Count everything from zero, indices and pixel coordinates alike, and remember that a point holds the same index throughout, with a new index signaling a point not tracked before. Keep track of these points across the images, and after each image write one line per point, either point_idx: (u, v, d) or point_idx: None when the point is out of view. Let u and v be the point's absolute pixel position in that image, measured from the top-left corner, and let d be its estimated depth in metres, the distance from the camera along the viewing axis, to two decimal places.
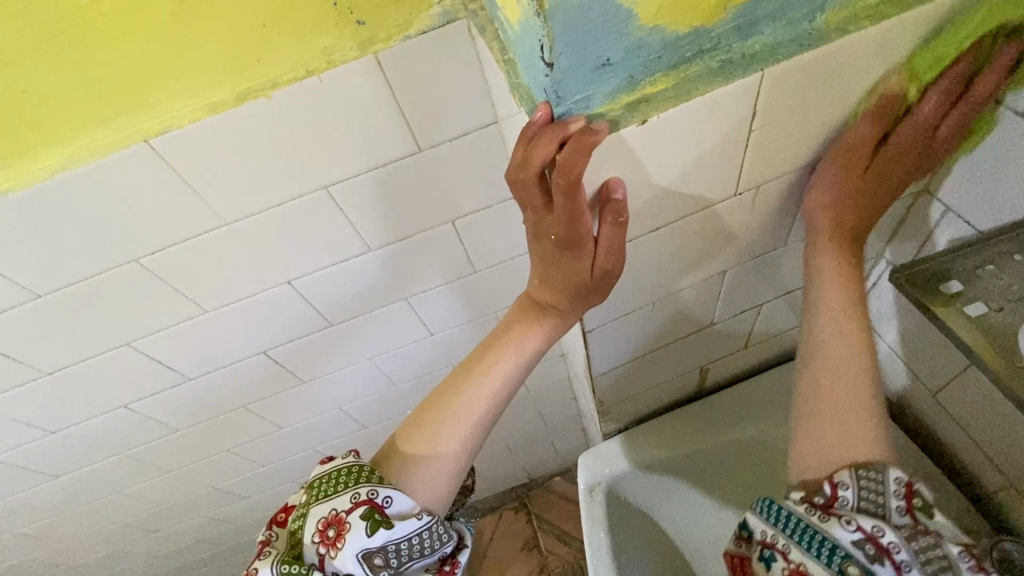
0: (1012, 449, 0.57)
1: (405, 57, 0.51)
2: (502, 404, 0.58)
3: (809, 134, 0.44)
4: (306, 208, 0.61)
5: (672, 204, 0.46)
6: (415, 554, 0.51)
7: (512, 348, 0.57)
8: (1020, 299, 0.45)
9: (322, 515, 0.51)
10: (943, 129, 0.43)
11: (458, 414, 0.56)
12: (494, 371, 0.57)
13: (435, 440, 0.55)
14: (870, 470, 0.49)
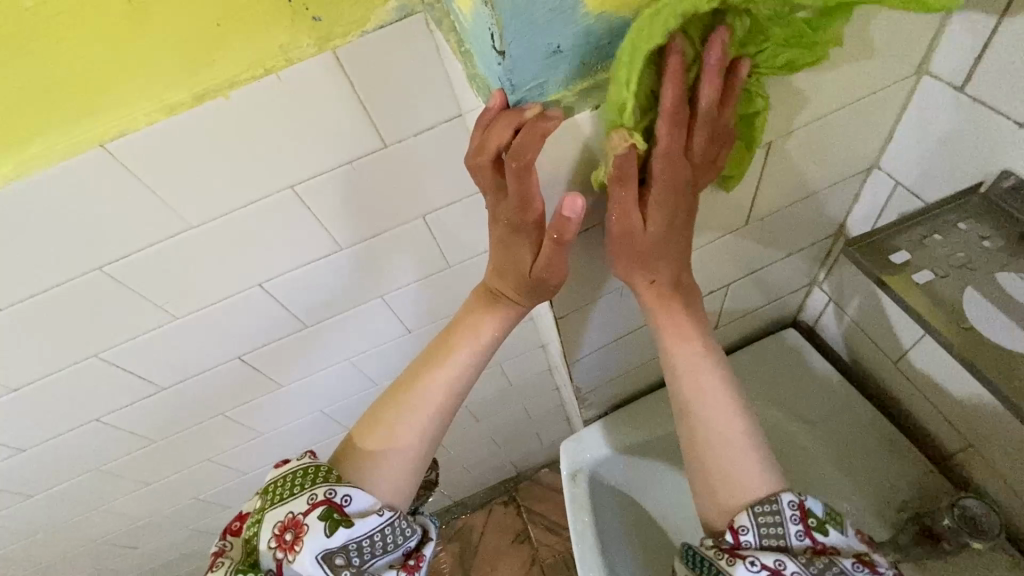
0: (968, 408, 0.60)
1: (365, 51, 0.51)
2: (463, 396, 0.59)
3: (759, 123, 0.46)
4: (274, 210, 0.61)
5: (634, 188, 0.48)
6: (376, 551, 0.51)
7: (474, 337, 0.58)
8: (959, 266, 0.46)
9: (278, 520, 0.51)
10: (695, 148, 0.43)
11: (422, 405, 0.57)
12: (456, 361, 0.58)
13: (397, 434, 0.56)
14: (764, 503, 0.49)
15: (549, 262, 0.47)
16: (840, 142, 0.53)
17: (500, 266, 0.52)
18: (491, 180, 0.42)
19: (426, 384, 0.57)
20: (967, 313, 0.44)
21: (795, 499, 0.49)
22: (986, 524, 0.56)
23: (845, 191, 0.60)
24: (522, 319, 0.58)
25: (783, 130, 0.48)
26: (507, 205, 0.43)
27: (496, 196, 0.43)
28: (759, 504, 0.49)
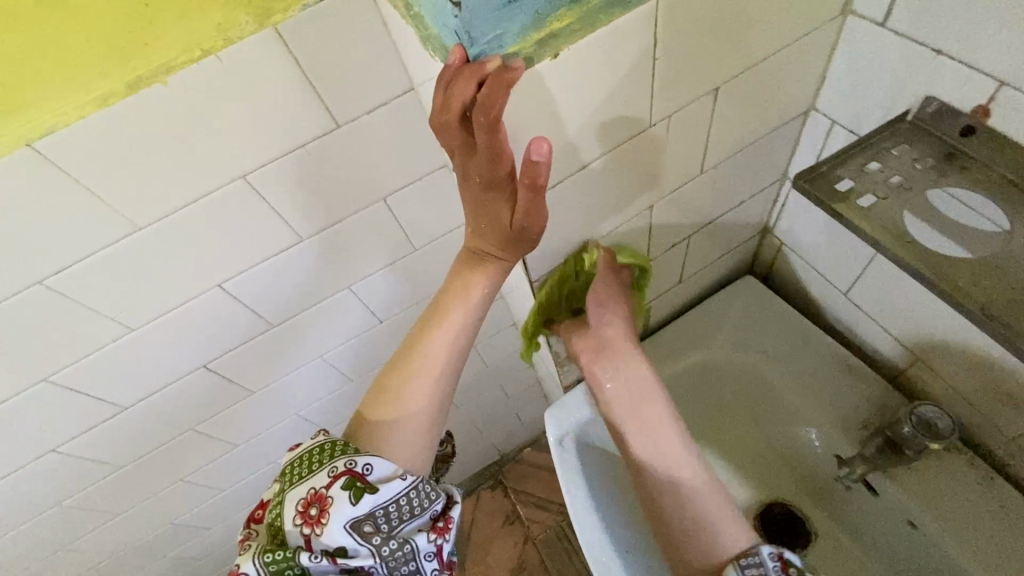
0: (914, 326, 0.64)
1: (308, 27, 0.49)
2: (460, 358, 0.59)
3: (707, 70, 0.48)
4: (228, 203, 0.58)
5: (594, 141, 0.49)
6: (405, 516, 0.51)
7: (461, 300, 0.58)
8: (896, 188, 0.49)
9: (300, 498, 0.50)
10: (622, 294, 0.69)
11: (420, 373, 0.56)
12: (447, 326, 0.58)
13: (404, 403, 0.55)
14: (749, 556, 0.50)
15: (530, 212, 0.46)
16: (779, 86, 0.56)
17: (481, 225, 0.53)
18: (460, 138, 0.42)
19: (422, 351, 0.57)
20: (908, 230, 0.46)
21: (776, 551, 0.49)
22: (940, 427, 0.61)
23: (786, 135, 0.64)
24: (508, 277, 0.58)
25: (728, 77, 0.51)
26: (479, 160, 0.43)
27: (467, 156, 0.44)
28: (743, 556, 0.51)
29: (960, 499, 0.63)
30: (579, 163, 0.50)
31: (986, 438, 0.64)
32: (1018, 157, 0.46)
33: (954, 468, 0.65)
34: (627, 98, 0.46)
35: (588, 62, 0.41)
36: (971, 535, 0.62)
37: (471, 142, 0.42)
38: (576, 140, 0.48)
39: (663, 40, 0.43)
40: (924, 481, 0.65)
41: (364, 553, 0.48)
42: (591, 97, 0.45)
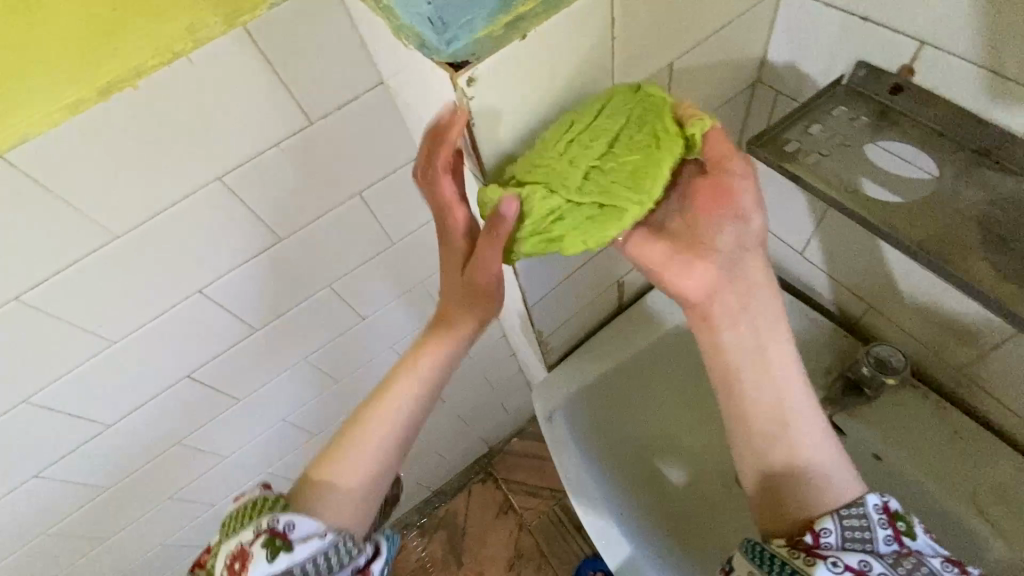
0: (866, 276, 0.70)
1: (276, 25, 0.50)
2: (413, 429, 0.59)
3: (662, 46, 0.52)
4: (204, 206, 0.58)
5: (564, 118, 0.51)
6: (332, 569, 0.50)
7: (424, 364, 0.60)
8: (835, 146, 0.54)
9: (228, 551, 0.51)
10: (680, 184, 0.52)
11: (373, 433, 0.57)
12: (409, 390, 0.59)
13: (347, 464, 0.56)
14: (851, 507, 0.49)
15: (485, 265, 0.50)
16: (728, 59, 0.60)
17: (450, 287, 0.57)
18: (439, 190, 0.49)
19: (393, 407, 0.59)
20: (849, 182, 0.52)
21: (881, 502, 0.49)
22: (894, 364, 0.67)
23: (737, 108, 0.68)
24: (465, 350, 0.62)
25: (681, 51, 0.54)
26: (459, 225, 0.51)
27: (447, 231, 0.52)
28: (849, 507, 0.49)
29: (917, 428, 0.69)
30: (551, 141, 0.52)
31: (935, 371, 0.70)
32: (942, 109, 0.50)
33: (910, 402, 0.70)
34: (591, 76, 0.49)
35: (555, 40, 0.43)
36: (928, 459, 0.67)
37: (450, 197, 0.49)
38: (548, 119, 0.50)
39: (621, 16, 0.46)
40: (886, 418, 0.70)
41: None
42: (559, 75, 0.46)
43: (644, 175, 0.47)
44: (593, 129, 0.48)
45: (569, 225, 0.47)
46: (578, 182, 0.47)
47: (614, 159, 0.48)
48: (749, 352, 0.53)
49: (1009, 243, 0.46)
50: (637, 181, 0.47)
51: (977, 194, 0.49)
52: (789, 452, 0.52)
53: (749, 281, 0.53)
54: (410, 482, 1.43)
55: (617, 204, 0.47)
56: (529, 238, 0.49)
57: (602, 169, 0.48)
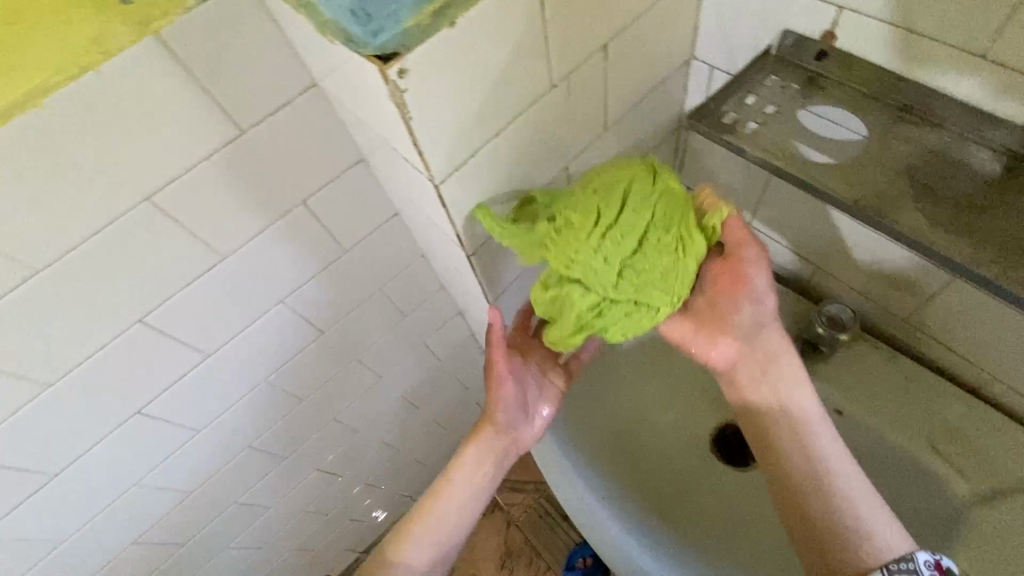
0: (813, 240, 0.72)
1: (191, 30, 0.47)
2: (463, 524, 0.70)
3: (594, 26, 0.51)
4: (134, 229, 0.55)
5: (505, 106, 0.50)
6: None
7: (475, 467, 0.71)
8: (771, 114, 0.55)
9: None
10: (713, 260, 0.57)
11: (433, 515, 0.69)
12: (461, 486, 0.70)
13: (401, 559, 0.67)
14: (902, 562, 0.52)
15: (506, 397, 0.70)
16: (660, 37, 0.60)
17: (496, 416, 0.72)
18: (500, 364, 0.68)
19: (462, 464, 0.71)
20: (788, 148, 0.53)
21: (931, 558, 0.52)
22: (844, 319, 0.70)
23: (675, 85, 0.69)
24: (493, 480, 0.72)
25: (613, 32, 0.54)
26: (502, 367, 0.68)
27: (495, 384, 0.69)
28: (899, 562, 0.52)
29: (873, 379, 0.72)
30: (494, 130, 0.50)
31: (886, 324, 0.73)
32: (865, 71, 0.52)
33: (863, 355, 0.73)
34: (529, 61, 0.48)
35: (485, 27, 0.42)
36: (885, 406, 0.70)
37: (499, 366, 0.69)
38: (491, 108, 0.48)
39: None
40: (845, 373, 0.73)
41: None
42: (494, 62, 0.45)
43: (672, 275, 0.54)
44: (620, 225, 0.51)
45: (610, 319, 0.54)
46: (614, 280, 0.52)
47: (645, 258, 0.52)
48: (786, 421, 0.60)
49: (937, 191, 0.48)
50: (668, 282, 0.54)
51: (906, 148, 0.51)
52: (834, 505, 0.56)
53: (782, 372, 0.61)
54: (391, 493, 1.40)
55: (651, 300, 0.54)
56: (574, 325, 0.55)
57: (634, 268, 0.52)
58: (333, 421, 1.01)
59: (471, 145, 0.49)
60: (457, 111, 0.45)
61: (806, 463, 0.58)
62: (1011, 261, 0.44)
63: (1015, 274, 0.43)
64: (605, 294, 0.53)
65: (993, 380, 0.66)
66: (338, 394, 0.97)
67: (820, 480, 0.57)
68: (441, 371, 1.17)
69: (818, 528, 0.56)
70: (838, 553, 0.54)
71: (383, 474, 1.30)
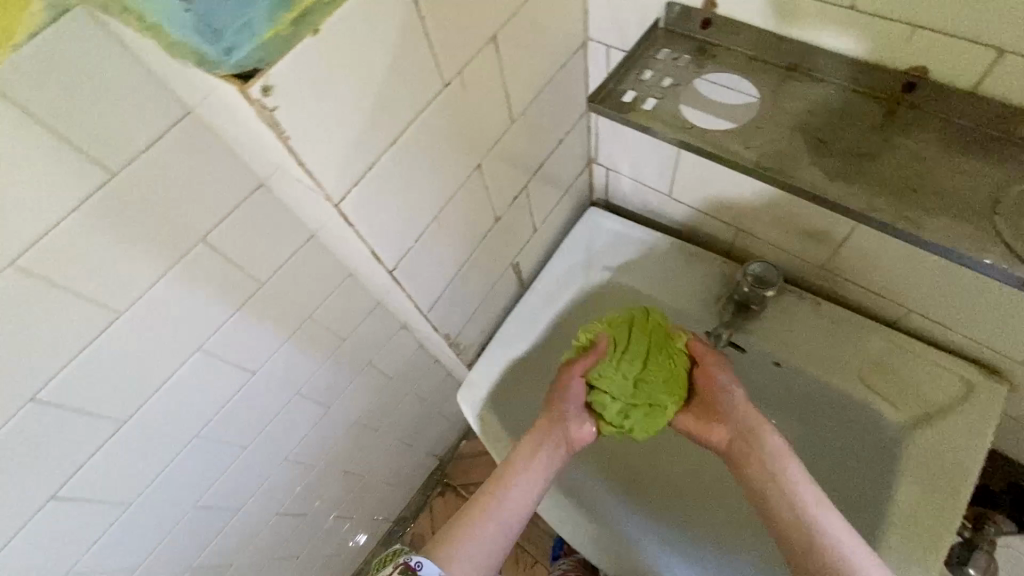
0: (728, 204, 0.74)
1: (23, 73, 0.42)
2: (517, 524, 0.68)
3: (477, 18, 0.49)
4: (4, 302, 0.49)
5: (395, 112, 0.47)
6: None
7: (535, 468, 0.71)
8: (667, 87, 0.55)
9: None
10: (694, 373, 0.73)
11: (494, 509, 0.68)
12: (522, 484, 0.70)
13: (464, 540, 0.66)
14: None
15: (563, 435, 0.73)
16: (550, 22, 0.59)
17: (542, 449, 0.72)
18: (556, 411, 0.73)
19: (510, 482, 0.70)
20: (687, 118, 0.53)
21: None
22: (769, 277, 0.72)
23: (575, 69, 0.68)
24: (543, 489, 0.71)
25: (500, 22, 0.53)
26: (573, 399, 0.73)
27: (551, 417, 0.72)
28: None
29: (802, 329, 0.74)
30: (390, 137, 0.48)
31: (806, 274, 0.76)
32: (748, 33, 0.53)
33: (791, 307, 0.75)
34: (412, 62, 0.45)
35: (353, 29, 0.39)
36: (818, 354, 0.73)
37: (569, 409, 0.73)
38: (380, 117, 0.46)
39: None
40: (775, 328, 0.75)
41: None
42: (373, 66, 0.42)
43: (676, 382, 0.71)
44: (628, 351, 0.71)
45: (634, 421, 0.71)
46: (631, 391, 0.71)
47: (650, 372, 0.71)
48: (778, 490, 0.63)
49: (830, 143, 0.49)
50: (674, 389, 0.71)
51: (797, 103, 0.52)
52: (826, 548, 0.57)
53: (768, 450, 0.66)
54: (365, 520, 1.35)
55: (662, 403, 0.71)
56: (607, 424, 0.73)
57: (646, 381, 0.71)
58: (286, 461, 0.96)
59: (367, 155, 0.46)
60: (342, 122, 0.42)
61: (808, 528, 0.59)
62: (906, 203, 0.44)
63: (911, 215, 0.44)
64: (630, 403, 0.71)
65: (912, 314, 0.69)
66: (285, 432, 0.92)
67: (824, 545, 0.58)
68: (396, 389, 1.13)
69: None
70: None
71: (353, 504, 1.26)
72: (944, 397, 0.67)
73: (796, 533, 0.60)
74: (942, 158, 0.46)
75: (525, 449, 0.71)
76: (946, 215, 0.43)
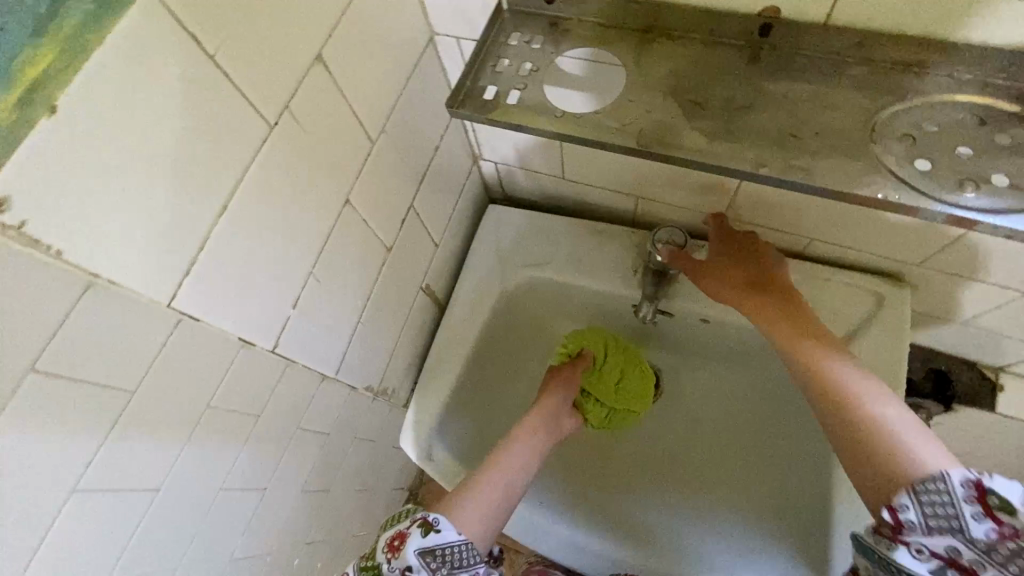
0: (623, 174, 0.71)
1: None
2: (523, 481, 0.62)
3: (291, 41, 0.42)
4: None
5: (213, 172, 0.40)
6: (457, 565, 0.51)
7: (542, 431, 0.68)
8: (529, 74, 0.50)
9: (387, 535, 0.53)
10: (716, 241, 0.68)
11: (509, 459, 0.63)
12: (529, 442, 0.66)
13: (477, 486, 0.58)
14: (928, 482, 0.40)
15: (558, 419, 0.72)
16: (384, 25, 0.53)
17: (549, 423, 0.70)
18: (552, 394, 0.73)
19: (521, 440, 0.65)
20: (557, 104, 0.48)
21: (972, 476, 0.39)
22: (680, 239, 0.68)
23: (429, 69, 0.62)
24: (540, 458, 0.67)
25: (324, 38, 0.45)
26: (567, 394, 0.75)
27: (553, 400, 0.72)
28: (921, 481, 0.40)
29: None
30: (214, 202, 0.41)
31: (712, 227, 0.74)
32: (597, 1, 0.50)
33: None
34: (215, 109, 0.38)
35: (109, 94, 0.31)
36: None
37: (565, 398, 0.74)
38: (191, 183, 0.38)
39: (204, 29, 0.35)
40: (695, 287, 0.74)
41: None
42: (157, 131, 0.34)
43: (640, 377, 0.81)
44: (608, 361, 0.78)
45: (621, 415, 0.80)
46: (616, 397, 0.79)
47: (625, 376, 0.79)
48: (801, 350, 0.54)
49: (705, 104, 0.45)
50: (643, 382, 0.80)
51: (666, 63, 0.48)
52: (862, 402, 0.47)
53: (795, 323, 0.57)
54: None
55: (637, 397, 0.80)
56: (599, 423, 0.80)
57: (623, 385, 0.79)
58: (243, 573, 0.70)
59: (186, 231, 0.39)
60: (133, 206, 0.35)
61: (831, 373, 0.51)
62: (789, 149, 0.42)
63: (799, 162, 0.41)
64: (608, 405, 0.79)
65: (815, 242, 0.70)
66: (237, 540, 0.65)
67: (845, 391, 0.49)
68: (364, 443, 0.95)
69: (856, 432, 0.46)
70: (883, 453, 0.44)
71: None
72: (857, 313, 0.69)
73: (812, 376, 0.52)
74: (814, 95, 0.44)
75: (537, 421, 0.69)
76: (831, 154, 0.41)
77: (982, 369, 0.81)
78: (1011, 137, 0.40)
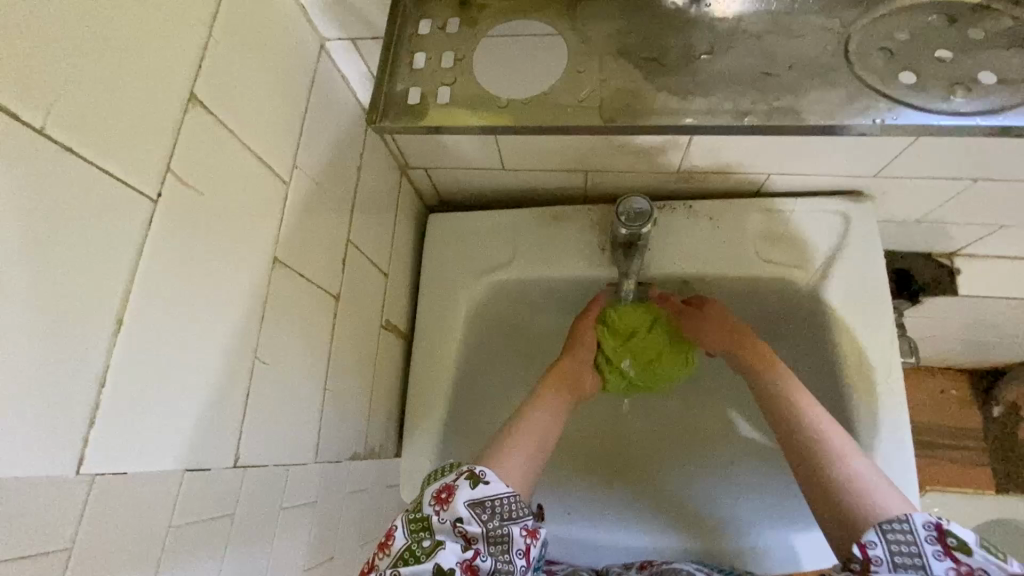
0: (565, 154, 0.65)
1: None
2: (547, 448, 0.55)
3: (145, 91, 0.34)
4: None
5: (84, 280, 0.30)
6: (507, 516, 0.45)
7: (561, 391, 0.62)
8: (453, 64, 0.50)
9: (433, 488, 0.47)
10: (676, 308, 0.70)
11: (532, 420, 0.56)
12: (546, 403, 0.59)
13: (515, 431, 0.54)
14: (888, 521, 0.38)
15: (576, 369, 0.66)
16: (263, 45, 0.44)
17: (566, 378, 0.64)
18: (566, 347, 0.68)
19: (542, 402, 0.59)
20: (489, 88, 0.48)
21: (932, 519, 0.37)
22: (642, 207, 0.61)
23: (330, 82, 0.53)
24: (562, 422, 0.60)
25: (189, 73, 0.37)
26: (585, 349, 0.68)
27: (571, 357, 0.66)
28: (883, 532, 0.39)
29: (692, 239, 0.71)
30: (95, 310, 0.31)
31: (664, 186, 0.71)
32: None
33: (672, 221, 0.71)
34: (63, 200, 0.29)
35: None
36: (709, 255, 0.70)
37: (581, 353, 0.68)
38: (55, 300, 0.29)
39: (13, 99, 0.27)
40: (665, 251, 0.71)
41: (473, 534, 0.44)
42: None
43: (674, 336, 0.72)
44: (631, 325, 0.70)
45: (649, 378, 0.74)
46: (642, 363, 0.73)
47: (653, 338, 0.72)
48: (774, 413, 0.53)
49: (663, 59, 0.46)
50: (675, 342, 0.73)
51: (602, 26, 0.48)
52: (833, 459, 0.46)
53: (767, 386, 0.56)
54: None
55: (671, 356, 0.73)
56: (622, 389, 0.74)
57: (653, 349, 0.72)
58: None
59: (70, 354, 0.30)
60: None
61: (798, 436, 0.49)
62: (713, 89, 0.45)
63: (782, 102, 0.44)
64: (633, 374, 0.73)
65: (772, 177, 0.67)
66: None
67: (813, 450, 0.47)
68: None
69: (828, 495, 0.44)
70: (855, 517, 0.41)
71: None
72: (831, 235, 0.68)
73: (784, 438, 0.51)
74: None
75: (557, 378, 0.63)
76: (813, 84, 0.44)
77: (936, 258, 0.82)
78: (981, 30, 0.44)
